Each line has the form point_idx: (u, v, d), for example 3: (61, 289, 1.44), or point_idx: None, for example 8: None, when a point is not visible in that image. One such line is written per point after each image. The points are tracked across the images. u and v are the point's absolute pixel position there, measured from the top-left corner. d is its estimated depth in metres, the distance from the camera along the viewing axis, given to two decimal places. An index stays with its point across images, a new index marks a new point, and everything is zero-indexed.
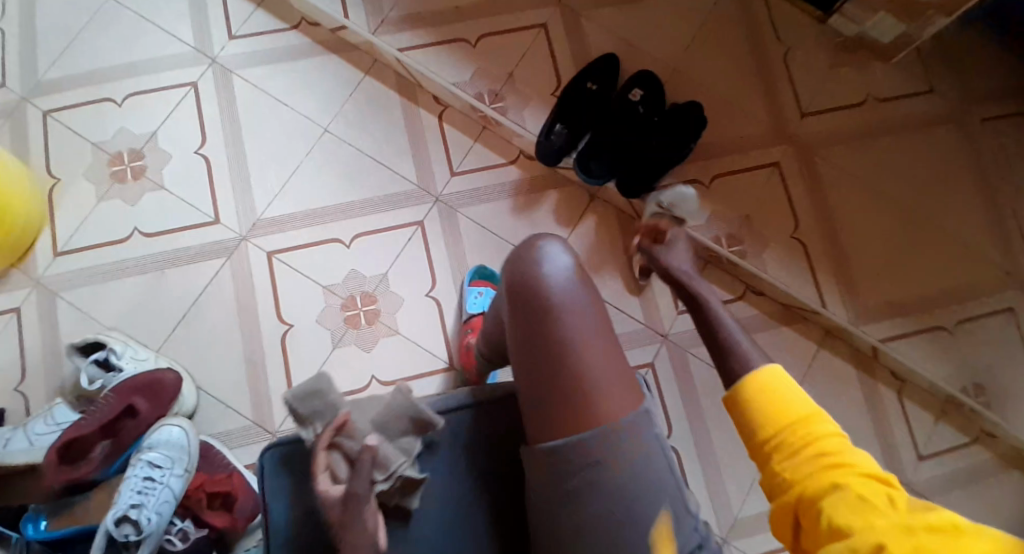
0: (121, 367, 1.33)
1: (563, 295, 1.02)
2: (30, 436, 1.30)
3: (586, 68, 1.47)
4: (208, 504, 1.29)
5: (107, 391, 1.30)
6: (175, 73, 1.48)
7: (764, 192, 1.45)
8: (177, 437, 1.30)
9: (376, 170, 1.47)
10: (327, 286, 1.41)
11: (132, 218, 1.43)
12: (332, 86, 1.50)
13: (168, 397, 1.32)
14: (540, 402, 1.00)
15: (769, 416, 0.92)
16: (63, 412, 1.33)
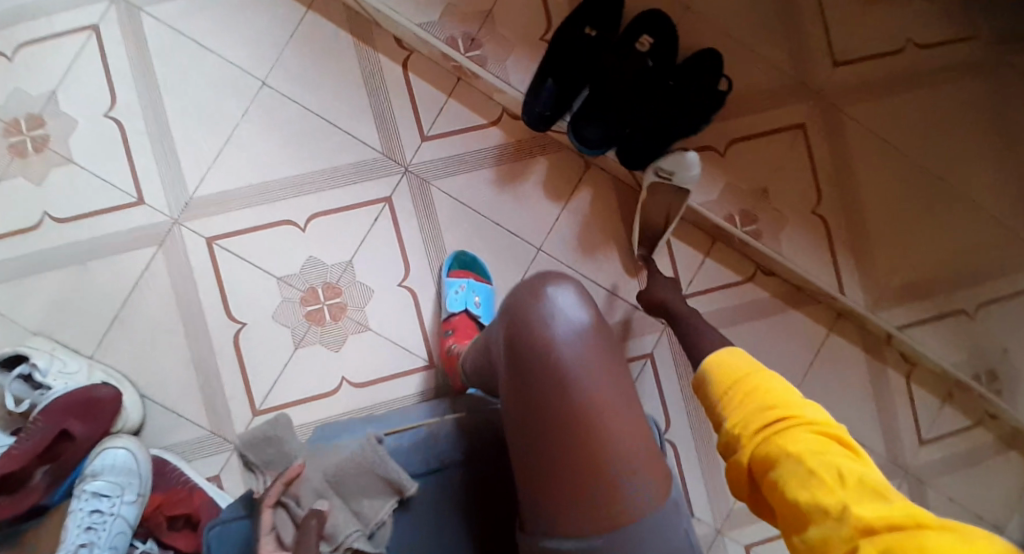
0: (51, 385, 1.16)
1: (571, 355, 0.86)
2: None
3: (583, 7, 1.23)
4: (168, 527, 1.16)
5: (35, 414, 1.14)
6: (71, 15, 1.21)
7: (780, 160, 1.28)
8: (123, 459, 1.16)
9: (328, 132, 1.24)
10: (283, 278, 1.23)
11: (40, 200, 1.20)
12: (268, 27, 1.24)
13: (110, 413, 1.16)
14: (541, 474, 0.85)
15: (723, 376, 0.87)
16: None
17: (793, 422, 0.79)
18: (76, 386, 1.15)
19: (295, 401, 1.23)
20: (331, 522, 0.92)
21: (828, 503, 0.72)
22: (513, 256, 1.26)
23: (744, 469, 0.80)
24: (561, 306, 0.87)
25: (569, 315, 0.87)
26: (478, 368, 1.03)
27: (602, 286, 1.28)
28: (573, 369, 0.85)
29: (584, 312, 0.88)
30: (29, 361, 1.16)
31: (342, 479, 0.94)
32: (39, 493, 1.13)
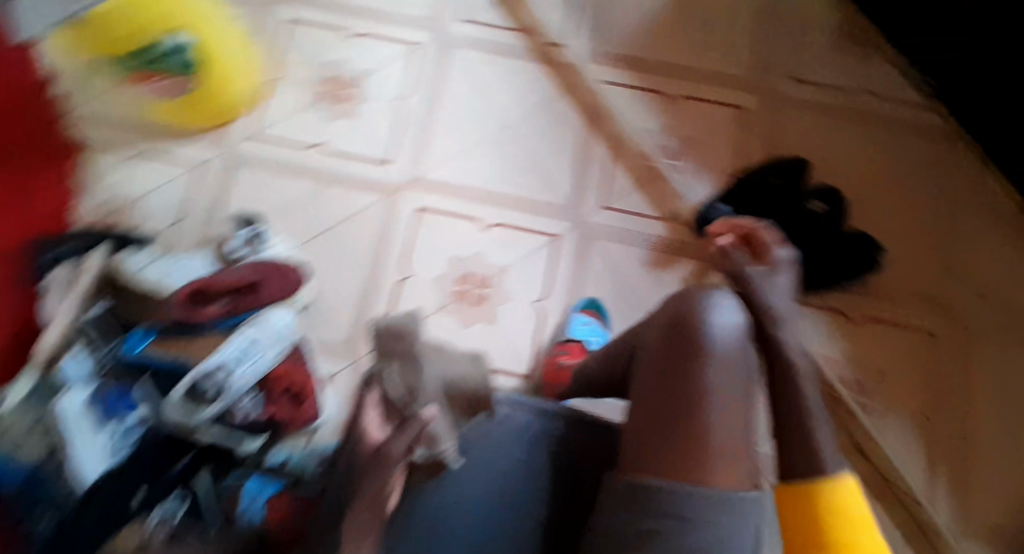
0: (265, 247, 1.44)
1: (719, 344, 0.96)
2: (168, 268, 1.40)
3: (772, 163, 1.55)
4: (280, 393, 1.36)
5: (245, 260, 1.41)
6: (404, 30, 1.59)
7: (903, 357, 1.50)
8: (284, 324, 1.35)
9: (539, 177, 1.56)
10: (454, 257, 1.50)
11: (318, 133, 1.53)
12: (531, 92, 1.59)
13: (292, 287, 1.41)
14: (651, 432, 0.93)
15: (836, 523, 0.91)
16: (200, 261, 1.42)
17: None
18: (280, 257, 1.44)
19: None
20: (435, 425, 0.90)
21: None
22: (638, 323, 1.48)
23: None
24: (723, 307, 0.99)
25: (729, 313, 0.99)
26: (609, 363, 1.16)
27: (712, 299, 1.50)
28: (716, 355, 0.95)
29: (740, 319, 0.99)
30: (257, 225, 1.46)
31: (454, 390, 0.97)
32: (214, 314, 1.34)
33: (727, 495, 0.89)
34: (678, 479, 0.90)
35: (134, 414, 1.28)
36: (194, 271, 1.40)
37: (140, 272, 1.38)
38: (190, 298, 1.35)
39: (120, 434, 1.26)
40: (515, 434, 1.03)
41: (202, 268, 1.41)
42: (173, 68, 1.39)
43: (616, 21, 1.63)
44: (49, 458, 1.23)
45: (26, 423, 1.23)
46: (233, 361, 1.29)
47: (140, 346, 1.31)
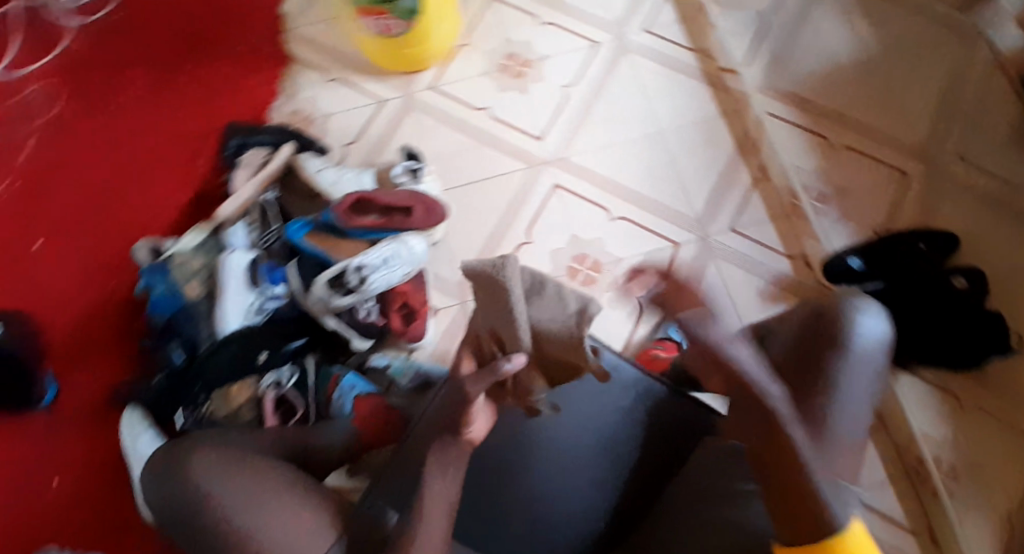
0: (421, 181, 1.58)
1: (859, 353, 1.08)
2: (336, 177, 1.59)
3: (925, 230, 1.53)
4: (397, 308, 1.53)
5: (405, 187, 1.56)
6: (590, 27, 1.70)
7: (1011, 456, 1.41)
8: (421, 250, 1.53)
9: (678, 187, 1.61)
10: (576, 236, 1.58)
11: (490, 98, 1.67)
12: (693, 108, 1.64)
13: (436, 221, 1.55)
14: (785, 412, 1.03)
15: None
16: (365, 178, 1.59)
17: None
18: (433, 194, 1.58)
19: None
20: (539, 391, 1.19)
21: None
22: None
23: None
24: (869, 322, 1.09)
25: (873, 327, 1.09)
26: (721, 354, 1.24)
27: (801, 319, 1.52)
28: (854, 361, 1.08)
29: (881, 336, 1.10)
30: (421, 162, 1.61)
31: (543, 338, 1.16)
32: (365, 224, 1.51)
33: (841, 482, 0.99)
34: (802, 456, 0.99)
35: (278, 288, 1.50)
36: (355, 185, 1.57)
37: (315, 174, 1.59)
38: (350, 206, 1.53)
39: (264, 301, 1.50)
40: (623, 393, 1.23)
41: (363, 184, 1.58)
42: (401, 14, 1.55)
43: (795, 63, 1.66)
44: (205, 301, 1.49)
45: (197, 268, 1.50)
46: (373, 263, 1.47)
47: (300, 233, 1.52)
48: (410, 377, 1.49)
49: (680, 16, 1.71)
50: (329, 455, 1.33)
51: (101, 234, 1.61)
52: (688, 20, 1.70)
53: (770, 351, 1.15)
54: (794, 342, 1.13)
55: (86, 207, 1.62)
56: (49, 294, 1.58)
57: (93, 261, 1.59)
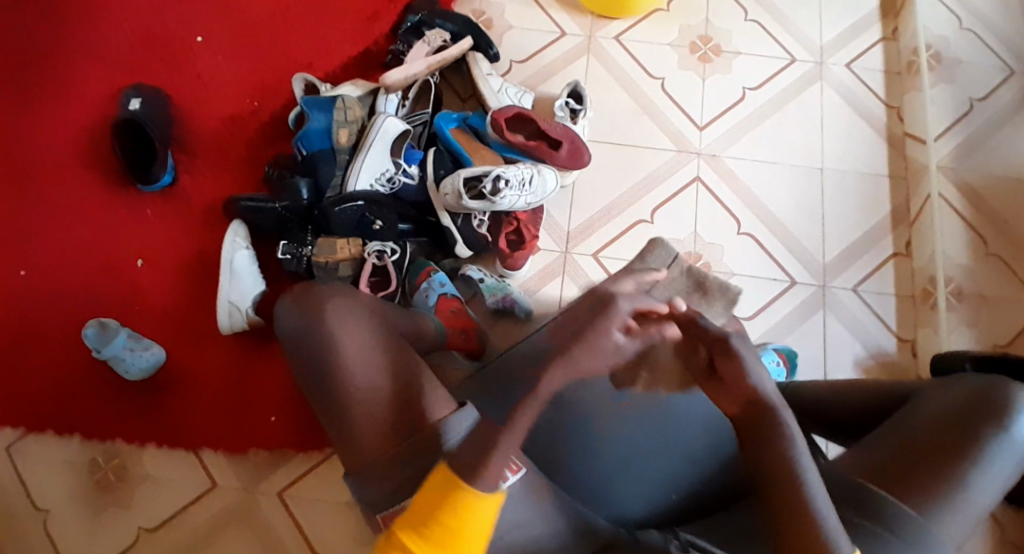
0: (575, 123, 1.58)
1: (1012, 443, 1.09)
2: (500, 88, 1.59)
3: None
4: (507, 231, 1.53)
5: (558, 122, 1.57)
6: (793, 42, 1.65)
7: None
8: (551, 186, 1.53)
9: (815, 228, 1.55)
10: (698, 234, 1.56)
11: (668, 72, 1.65)
12: (861, 158, 1.59)
13: (576, 165, 1.55)
14: (914, 467, 1.09)
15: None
16: (526, 100, 1.60)
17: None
18: (580, 136, 1.58)
19: None
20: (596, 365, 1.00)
21: None
22: None
23: None
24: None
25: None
26: (861, 395, 1.23)
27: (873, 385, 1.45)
28: (1006, 447, 1.09)
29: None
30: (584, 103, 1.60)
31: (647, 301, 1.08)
32: (512, 140, 1.53)
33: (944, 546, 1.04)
34: (918, 512, 1.06)
35: (412, 169, 1.53)
36: (512, 101, 1.58)
37: (482, 77, 1.59)
38: (506, 118, 1.54)
39: (398, 174, 1.52)
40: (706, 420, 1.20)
41: (520, 104, 1.59)
42: None
43: (986, 155, 1.56)
44: (347, 151, 1.52)
45: (353, 118, 1.52)
46: (510, 180, 1.48)
47: (447, 127, 1.55)
48: (495, 299, 1.50)
49: (886, 64, 1.64)
50: (421, 342, 1.28)
51: (263, 56, 1.65)
52: (892, 72, 1.64)
53: (920, 407, 1.15)
54: (950, 408, 1.12)
55: (260, 25, 1.67)
56: (197, 92, 1.63)
57: (246, 78, 1.64)
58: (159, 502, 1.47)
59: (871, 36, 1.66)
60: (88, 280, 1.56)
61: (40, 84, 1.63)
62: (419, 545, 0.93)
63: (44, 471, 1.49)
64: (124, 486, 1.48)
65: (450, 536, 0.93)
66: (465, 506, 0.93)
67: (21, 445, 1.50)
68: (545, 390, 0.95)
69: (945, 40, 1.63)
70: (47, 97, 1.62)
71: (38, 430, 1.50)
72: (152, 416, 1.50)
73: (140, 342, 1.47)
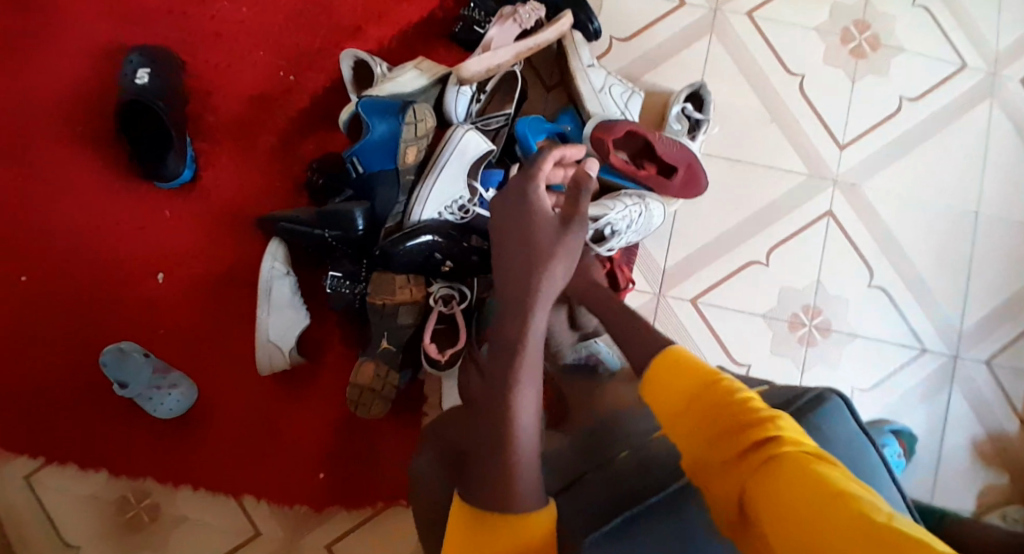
0: (692, 139, 1.30)
1: None
2: (605, 84, 1.28)
3: None
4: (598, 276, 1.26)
5: (674, 138, 1.28)
6: (964, 40, 1.35)
7: None
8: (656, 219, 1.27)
9: (954, 281, 1.32)
10: (819, 282, 1.32)
11: (809, 68, 1.35)
12: (1021, 198, 1.33)
13: (688, 194, 1.29)
14: None
15: (660, 384, 0.87)
16: (634, 106, 1.30)
17: (744, 404, 0.80)
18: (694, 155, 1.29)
19: (722, 337, 1.31)
20: None
21: (738, 448, 0.77)
22: (916, 481, 1.30)
23: (729, 496, 0.77)
24: None
25: None
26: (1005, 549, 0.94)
27: (980, 449, 1.31)
28: None
29: None
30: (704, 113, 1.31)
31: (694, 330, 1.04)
32: (618, 163, 1.24)
33: None
34: None
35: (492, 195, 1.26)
36: (617, 106, 1.28)
37: (583, 71, 1.27)
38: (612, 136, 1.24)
39: (473, 202, 1.24)
40: None
41: (626, 111, 1.29)
42: None
43: None
44: (412, 172, 1.23)
45: (424, 132, 1.21)
46: (619, 225, 1.21)
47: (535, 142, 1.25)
48: (578, 354, 1.30)
49: None
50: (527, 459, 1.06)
51: (305, 14, 1.33)
52: None
53: None
54: None
55: None
56: (225, 56, 1.32)
57: (284, 43, 1.33)
58: (201, 545, 1.31)
59: None
60: (94, 289, 1.31)
61: (43, 29, 1.32)
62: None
63: (64, 506, 1.31)
64: (160, 526, 1.31)
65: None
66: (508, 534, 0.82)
67: (35, 478, 1.31)
68: (533, 331, 0.87)
69: None
70: (48, 46, 1.32)
71: (57, 463, 1.31)
72: (178, 452, 1.31)
73: (165, 381, 1.26)
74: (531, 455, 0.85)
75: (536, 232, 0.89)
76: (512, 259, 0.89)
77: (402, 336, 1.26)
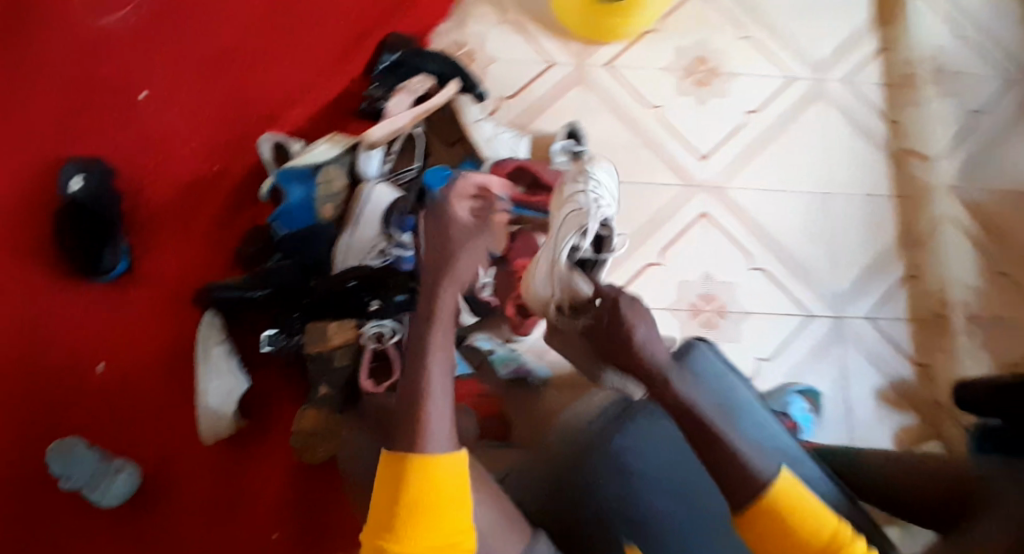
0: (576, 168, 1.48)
1: None
2: (494, 133, 1.47)
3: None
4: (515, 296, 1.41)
5: (561, 169, 1.45)
6: (788, 59, 1.60)
7: None
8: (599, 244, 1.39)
9: (824, 252, 1.51)
10: (710, 273, 1.49)
11: (666, 99, 1.57)
12: (864, 177, 1.55)
13: None
14: None
15: (780, 528, 0.94)
16: (522, 146, 1.49)
17: None
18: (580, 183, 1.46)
19: None
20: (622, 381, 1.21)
21: None
22: (831, 432, 1.43)
23: None
24: None
25: None
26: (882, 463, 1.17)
27: (885, 396, 1.45)
28: None
29: None
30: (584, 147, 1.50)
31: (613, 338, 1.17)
32: (514, 194, 1.40)
33: None
34: None
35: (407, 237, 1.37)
36: (507, 151, 1.47)
37: (474, 124, 1.47)
38: (506, 171, 1.41)
39: (391, 246, 1.37)
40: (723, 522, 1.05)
41: (516, 153, 1.48)
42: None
43: (991, 171, 1.53)
44: (334, 225, 1.40)
45: (337, 190, 1.40)
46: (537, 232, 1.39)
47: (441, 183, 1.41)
48: (508, 370, 1.40)
49: (886, 77, 1.59)
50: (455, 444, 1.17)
51: (223, 113, 1.50)
52: (890, 84, 1.59)
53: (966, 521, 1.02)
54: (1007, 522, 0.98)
55: (223, 73, 1.52)
56: (153, 158, 1.48)
57: (206, 140, 1.49)
58: None
59: (868, 48, 1.60)
60: (39, 389, 1.37)
61: None
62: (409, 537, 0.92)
63: None
64: None
65: (432, 515, 0.92)
66: (436, 476, 0.94)
67: None
68: (442, 304, 1.04)
69: (946, 48, 1.59)
70: None
71: None
72: (141, 529, 1.34)
73: (109, 466, 1.31)
74: (444, 401, 0.98)
75: (451, 233, 1.10)
76: (433, 257, 1.10)
77: (341, 377, 1.33)
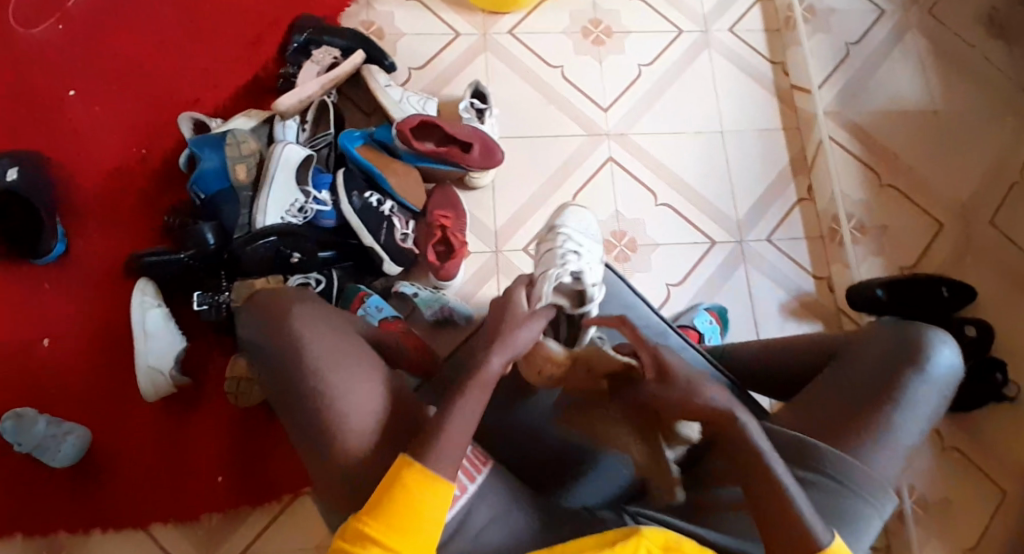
0: (484, 122, 1.57)
1: (928, 379, 1.08)
2: (402, 97, 1.57)
3: (943, 275, 1.51)
4: (434, 242, 1.50)
5: (467, 124, 1.54)
6: (677, 15, 1.73)
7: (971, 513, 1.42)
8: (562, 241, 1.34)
9: (723, 183, 1.62)
10: (619, 210, 1.59)
11: (566, 58, 1.69)
12: (755, 114, 1.67)
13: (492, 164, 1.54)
14: (834, 416, 1.09)
15: None
16: (429, 107, 1.58)
17: None
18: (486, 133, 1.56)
19: None
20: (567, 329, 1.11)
21: None
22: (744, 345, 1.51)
23: None
24: (943, 355, 1.09)
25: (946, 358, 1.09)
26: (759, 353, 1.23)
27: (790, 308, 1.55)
28: (928, 382, 1.08)
29: (950, 366, 1.10)
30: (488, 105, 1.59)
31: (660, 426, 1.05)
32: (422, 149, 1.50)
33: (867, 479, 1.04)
34: (834, 450, 1.05)
35: (324, 195, 1.47)
36: (416, 109, 1.56)
37: (383, 90, 1.56)
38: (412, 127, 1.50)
39: (309, 202, 1.45)
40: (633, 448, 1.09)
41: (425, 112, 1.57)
42: None
43: (869, 96, 1.67)
44: (249, 187, 1.46)
45: (249, 151, 1.47)
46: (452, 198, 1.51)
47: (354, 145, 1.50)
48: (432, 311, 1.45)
49: (766, 24, 1.74)
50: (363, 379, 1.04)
51: (149, 102, 1.60)
52: (771, 32, 1.73)
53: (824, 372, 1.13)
54: (859, 367, 1.10)
55: (149, 66, 1.62)
56: (85, 147, 1.56)
57: (134, 127, 1.58)
58: None
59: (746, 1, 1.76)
60: None
61: None
62: (386, 535, 0.90)
63: None
64: None
65: (409, 518, 0.90)
66: (428, 489, 0.92)
67: None
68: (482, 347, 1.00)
69: None
70: None
71: None
72: (92, 493, 1.39)
73: (59, 430, 1.37)
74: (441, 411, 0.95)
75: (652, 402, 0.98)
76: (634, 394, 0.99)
77: None
